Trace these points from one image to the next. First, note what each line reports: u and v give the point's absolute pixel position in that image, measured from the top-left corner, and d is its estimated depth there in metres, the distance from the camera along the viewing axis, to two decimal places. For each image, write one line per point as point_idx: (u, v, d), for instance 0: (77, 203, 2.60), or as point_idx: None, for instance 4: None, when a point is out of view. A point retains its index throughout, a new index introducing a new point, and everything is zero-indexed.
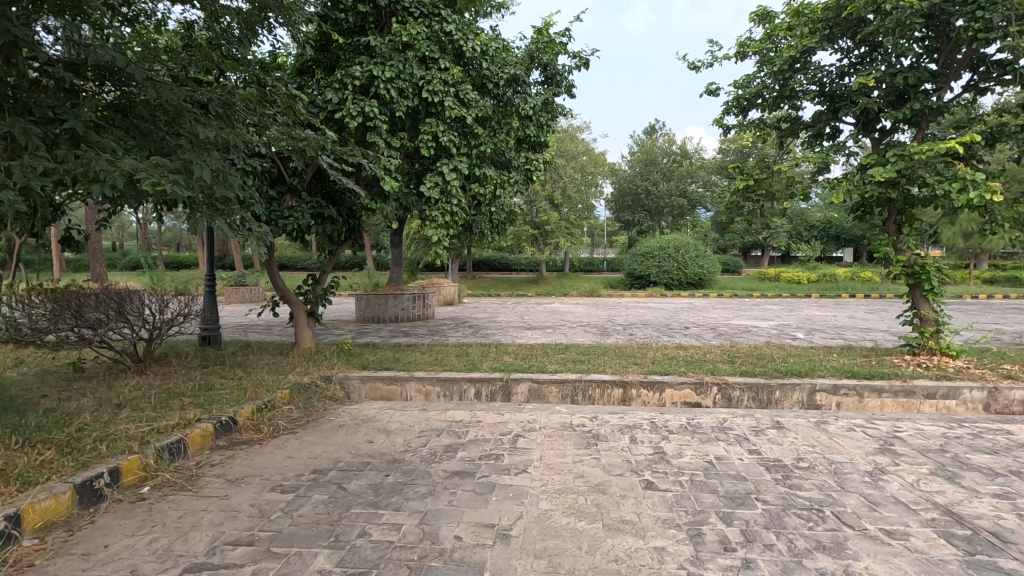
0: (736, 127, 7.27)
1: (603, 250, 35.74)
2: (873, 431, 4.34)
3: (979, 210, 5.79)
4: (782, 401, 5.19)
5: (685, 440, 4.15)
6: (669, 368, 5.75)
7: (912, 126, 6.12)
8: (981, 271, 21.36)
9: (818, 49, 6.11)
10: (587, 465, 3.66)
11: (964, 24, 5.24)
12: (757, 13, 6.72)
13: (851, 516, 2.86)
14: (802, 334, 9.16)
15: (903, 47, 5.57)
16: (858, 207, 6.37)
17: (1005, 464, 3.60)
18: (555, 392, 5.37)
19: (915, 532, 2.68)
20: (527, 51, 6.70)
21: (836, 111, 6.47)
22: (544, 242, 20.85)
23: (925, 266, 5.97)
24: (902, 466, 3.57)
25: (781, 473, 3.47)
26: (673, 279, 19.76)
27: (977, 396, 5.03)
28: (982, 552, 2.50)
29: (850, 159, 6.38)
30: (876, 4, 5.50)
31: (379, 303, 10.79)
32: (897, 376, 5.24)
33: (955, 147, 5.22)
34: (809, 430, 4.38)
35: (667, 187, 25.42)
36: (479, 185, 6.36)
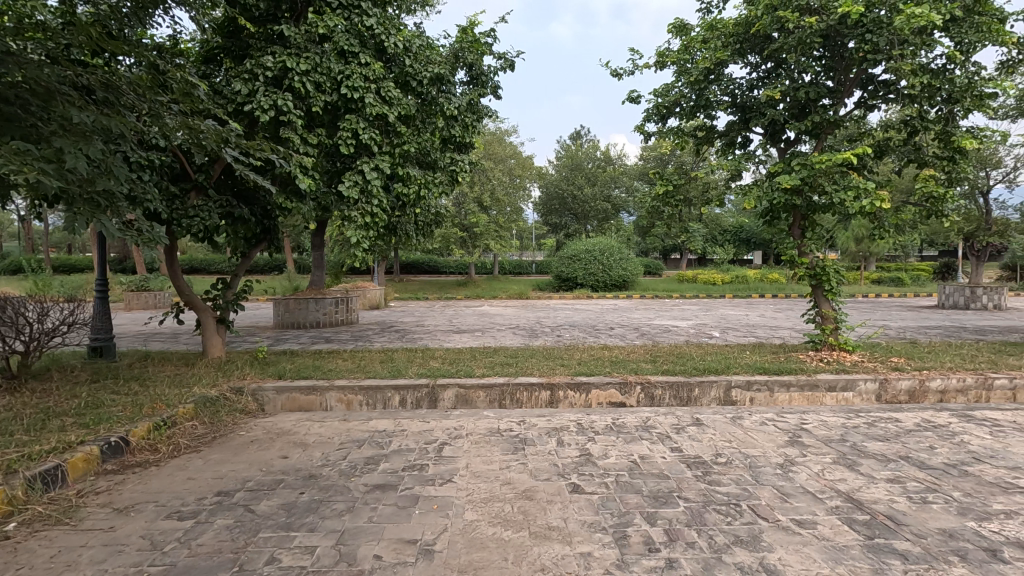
0: (656, 134, 7.52)
1: (532, 252, 36.32)
2: (782, 424, 4.58)
3: (870, 217, 6.35)
4: (700, 399, 5.37)
5: (611, 441, 4.19)
6: (595, 369, 5.82)
7: (813, 138, 6.57)
8: (870, 272, 23.55)
9: (730, 63, 6.44)
10: (514, 470, 3.60)
11: (856, 45, 5.68)
12: (674, 25, 6.98)
13: (765, 508, 2.98)
14: (718, 333, 9.62)
15: (804, 64, 5.97)
16: (768, 212, 6.75)
17: (896, 450, 3.90)
18: (482, 397, 5.27)
19: (822, 521, 2.82)
20: (451, 50, 6.57)
21: (746, 122, 6.84)
22: (472, 245, 20.73)
23: (825, 267, 6.44)
24: (809, 457, 3.78)
25: (702, 469, 3.57)
26: (599, 281, 20.28)
27: (871, 388, 5.46)
28: (880, 535, 2.67)
29: (760, 166, 6.76)
30: (780, 23, 5.87)
31: (298, 308, 10.24)
32: (802, 372, 5.59)
33: (850, 159, 5.66)
34: (725, 426, 4.56)
35: (592, 191, 26.05)
36: (402, 185, 6.17)
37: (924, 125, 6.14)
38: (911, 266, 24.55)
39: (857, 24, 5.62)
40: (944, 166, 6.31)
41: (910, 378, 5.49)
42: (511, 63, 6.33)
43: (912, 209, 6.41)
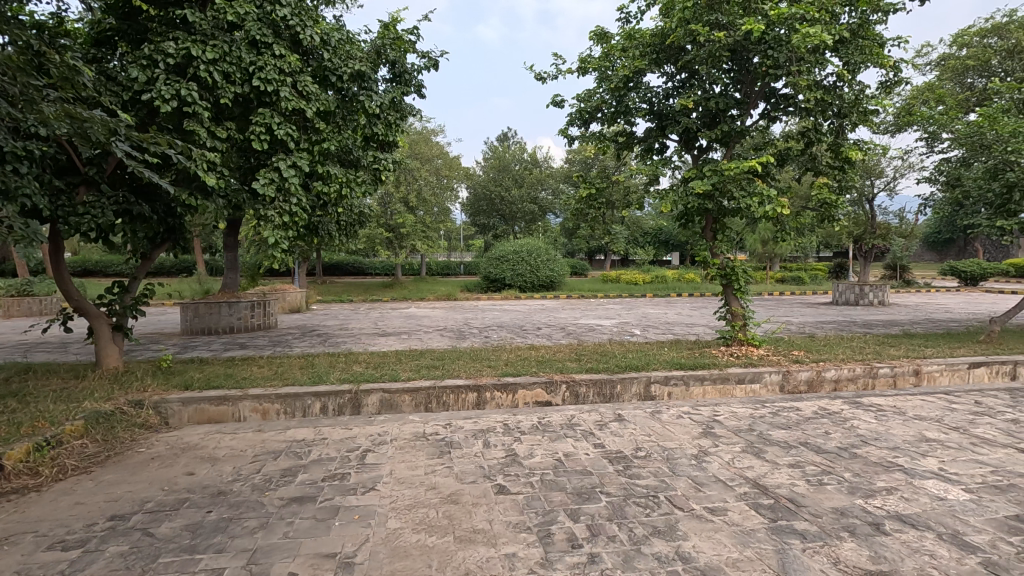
0: (579, 138, 7.71)
1: (461, 253, 36.22)
2: (697, 416, 4.83)
3: (773, 221, 6.83)
4: (622, 395, 5.55)
5: (537, 440, 4.24)
6: (522, 369, 5.87)
7: (723, 146, 6.98)
8: (774, 272, 25.42)
9: (648, 71, 6.72)
10: (440, 474, 3.55)
11: (759, 60, 6.11)
12: (595, 32, 7.19)
13: (681, 498, 3.12)
14: (639, 331, 10.01)
15: (715, 76, 6.33)
16: (683, 216, 7.10)
17: (797, 437, 4.21)
18: (408, 401, 5.17)
19: (732, 507, 2.99)
20: (372, 46, 6.40)
21: (663, 128, 7.16)
22: (399, 245, 20.33)
23: (735, 268, 6.87)
24: (721, 447, 4.00)
25: (623, 464, 3.68)
26: (526, 282, 20.50)
27: (775, 379, 5.87)
28: (782, 517, 2.86)
29: (675, 172, 7.10)
30: (692, 36, 6.19)
31: (209, 312, 9.59)
32: (714, 366, 5.92)
33: (755, 167, 6.06)
34: (646, 420, 4.75)
35: (520, 193, 26.33)
36: (322, 183, 5.91)
37: (818, 137, 6.70)
38: (810, 267, 26.76)
39: (760, 41, 6.04)
40: (836, 174, 6.92)
41: (808, 369, 5.96)
42: (435, 62, 6.26)
43: (810, 214, 6.97)
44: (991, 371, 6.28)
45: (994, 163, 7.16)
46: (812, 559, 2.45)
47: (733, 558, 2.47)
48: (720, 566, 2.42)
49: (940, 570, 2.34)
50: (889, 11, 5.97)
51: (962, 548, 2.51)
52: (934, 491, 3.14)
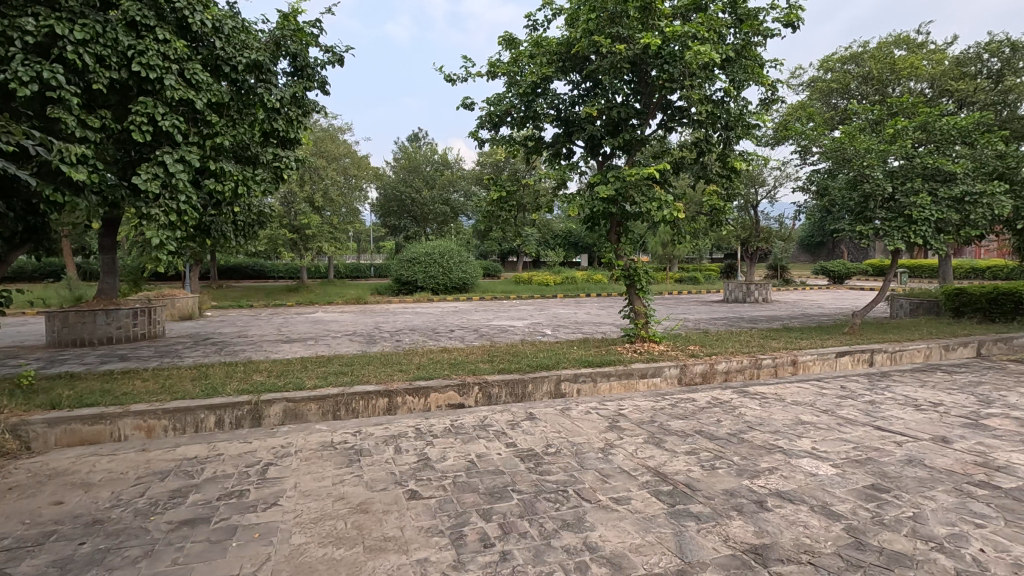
0: (490, 141, 7.79)
1: (371, 256, 35.26)
2: (604, 411, 5.04)
3: (671, 226, 7.28)
4: (534, 393, 5.67)
5: (449, 443, 4.22)
6: (434, 372, 5.81)
7: (625, 154, 7.35)
8: (674, 272, 27.11)
9: (554, 79, 6.93)
10: (349, 484, 3.43)
11: (656, 73, 6.50)
12: (504, 37, 7.29)
13: (588, 491, 3.24)
14: (550, 331, 10.27)
15: (616, 86, 6.65)
16: (589, 219, 7.41)
17: (693, 426, 4.52)
18: (314, 410, 4.94)
19: (635, 496, 3.15)
20: (271, 37, 6.05)
21: (569, 135, 7.42)
22: (304, 247, 19.39)
23: (637, 269, 7.25)
24: (625, 439, 4.21)
25: (533, 461, 3.76)
26: (439, 284, 20.29)
27: (674, 372, 6.25)
28: (680, 502, 3.06)
29: (581, 177, 7.37)
30: (595, 47, 6.47)
31: (81, 321, 8.61)
32: (620, 363, 6.21)
33: (654, 174, 6.44)
34: (556, 417, 4.89)
35: (431, 195, 26.04)
36: (215, 181, 5.47)
37: (709, 147, 7.24)
38: (704, 267, 28.83)
39: (656, 55, 6.43)
40: (724, 182, 7.54)
41: (703, 362, 6.41)
42: (340, 58, 6.04)
43: (703, 219, 7.51)
44: (853, 359, 7.10)
45: (853, 175, 8.12)
46: (706, 538, 2.64)
47: (636, 545, 2.61)
48: (624, 552, 2.54)
49: (812, 538, 2.61)
50: (768, 35, 6.57)
51: (829, 517, 2.81)
52: (807, 468, 3.50)
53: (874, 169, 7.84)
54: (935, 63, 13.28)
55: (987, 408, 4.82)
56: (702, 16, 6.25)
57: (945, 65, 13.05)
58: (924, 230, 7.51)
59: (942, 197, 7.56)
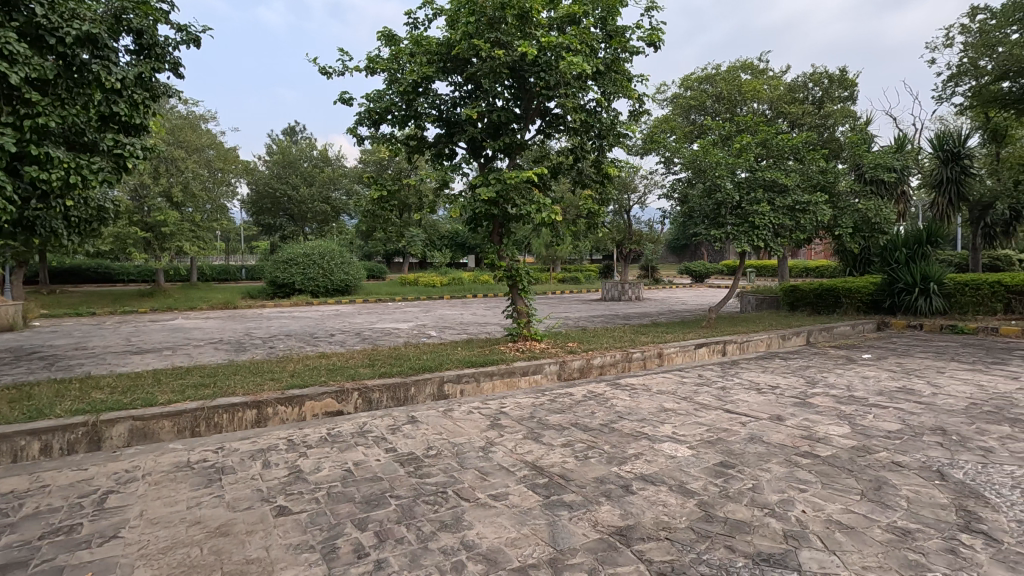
0: (369, 138, 7.55)
1: (242, 257, 32.58)
2: (485, 410, 5.11)
3: (551, 228, 7.55)
4: (416, 396, 5.58)
5: (325, 452, 4.02)
6: (310, 379, 5.50)
7: (506, 156, 7.50)
8: (557, 273, 28.24)
9: (435, 79, 6.90)
10: (207, 506, 3.13)
11: (534, 80, 6.73)
12: (383, 33, 7.11)
13: (467, 490, 3.26)
14: (436, 332, 10.19)
15: (496, 91, 6.77)
16: (472, 221, 7.47)
17: (569, 419, 4.73)
18: (167, 428, 4.44)
19: (513, 491, 3.22)
20: (109, 8, 5.34)
21: (451, 136, 7.43)
22: (160, 247, 17.38)
23: (519, 270, 7.45)
24: (505, 436, 4.29)
25: (413, 464, 3.70)
26: (319, 286, 19.27)
27: (554, 369, 6.50)
28: (554, 492, 3.19)
29: (464, 178, 7.39)
30: (476, 50, 6.53)
31: None
32: (502, 362, 6.33)
33: (532, 177, 6.65)
34: (438, 419, 4.86)
35: (310, 192, 24.54)
36: (38, 168, 4.70)
37: (584, 154, 7.62)
38: (584, 267, 30.34)
39: (534, 63, 6.64)
40: (598, 187, 7.97)
41: (580, 358, 6.74)
42: (196, 39, 5.50)
43: (580, 222, 7.90)
44: (709, 350, 7.87)
45: (709, 184, 9.01)
46: (576, 525, 2.78)
47: (511, 538, 2.67)
48: (500, 547, 2.59)
49: (669, 515, 2.86)
50: (634, 52, 7.08)
51: (684, 495, 3.09)
52: (668, 451, 3.82)
53: (725, 180, 8.77)
54: (773, 88, 15.13)
55: (812, 388, 5.60)
56: (575, 29, 6.57)
57: (781, 90, 14.92)
58: (764, 234, 8.56)
59: (779, 205, 8.66)
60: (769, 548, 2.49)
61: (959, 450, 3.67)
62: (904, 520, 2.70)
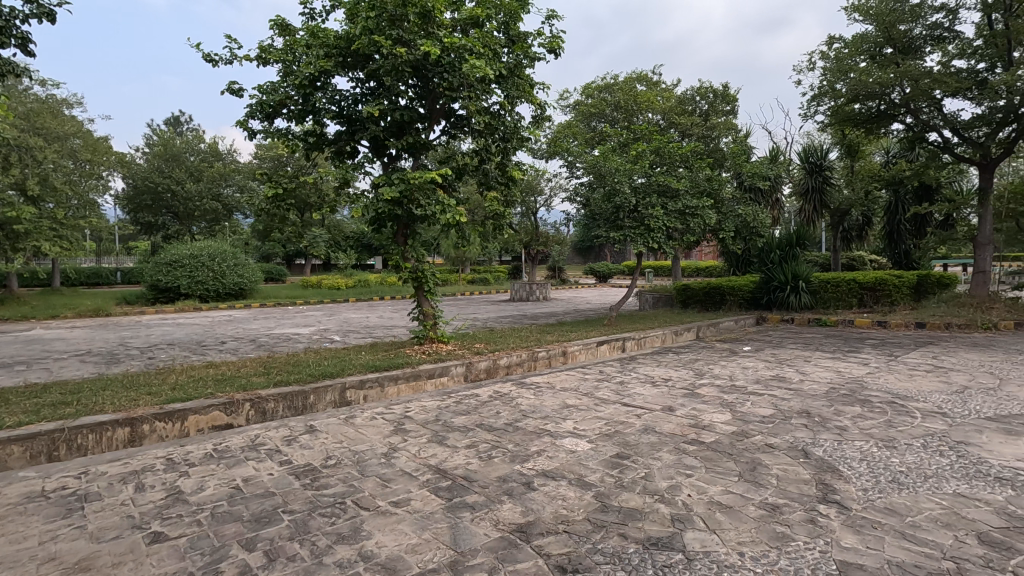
0: (262, 133, 7.11)
1: (117, 259, 29.43)
2: (389, 415, 4.99)
3: (457, 230, 7.52)
4: (315, 405, 5.32)
5: (210, 470, 3.72)
6: (195, 391, 5.06)
7: (411, 156, 7.38)
8: (466, 274, 28.27)
9: (334, 74, 6.63)
10: (64, 540, 2.77)
11: (437, 81, 6.68)
12: (276, 22, 6.72)
13: (367, 498, 3.16)
14: (338, 337, 9.80)
15: (399, 89, 6.63)
16: (376, 221, 7.28)
17: (474, 420, 4.73)
18: (17, 454, 3.89)
19: (415, 496, 3.17)
20: None
21: (353, 133, 7.19)
22: (12, 248, 14.76)
23: (424, 271, 7.35)
24: (409, 441, 4.21)
25: (310, 476, 3.53)
26: (209, 290, 17.84)
27: (460, 370, 6.49)
28: (457, 494, 3.18)
29: (366, 177, 7.17)
30: (377, 46, 6.36)
31: None
32: (408, 365, 6.22)
33: (436, 178, 6.59)
34: (339, 427, 4.67)
35: (197, 188, 22.47)
36: None
37: (489, 156, 7.70)
38: (494, 268, 30.59)
39: (437, 63, 6.59)
40: (503, 189, 8.07)
41: (487, 359, 6.78)
42: (49, 13, 4.88)
43: (486, 223, 7.95)
44: (610, 346, 8.22)
45: (608, 189, 9.44)
46: (478, 525, 2.79)
47: (412, 544, 2.62)
48: (400, 555, 2.53)
49: (567, 508, 2.95)
50: (535, 59, 7.24)
51: (582, 488, 3.20)
52: (569, 446, 3.94)
53: (623, 184, 9.23)
54: (666, 100, 16.15)
55: (699, 379, 6.04)
56: (478, 31, 6.61)
57: (672, 102, 15.97)
58: (658, 237, 9.13)
59: (671, 209, 9.25)
60: (658, 532, 2.64)
61: (820, 430, 4.12)
62: (774, 496, 2.99)
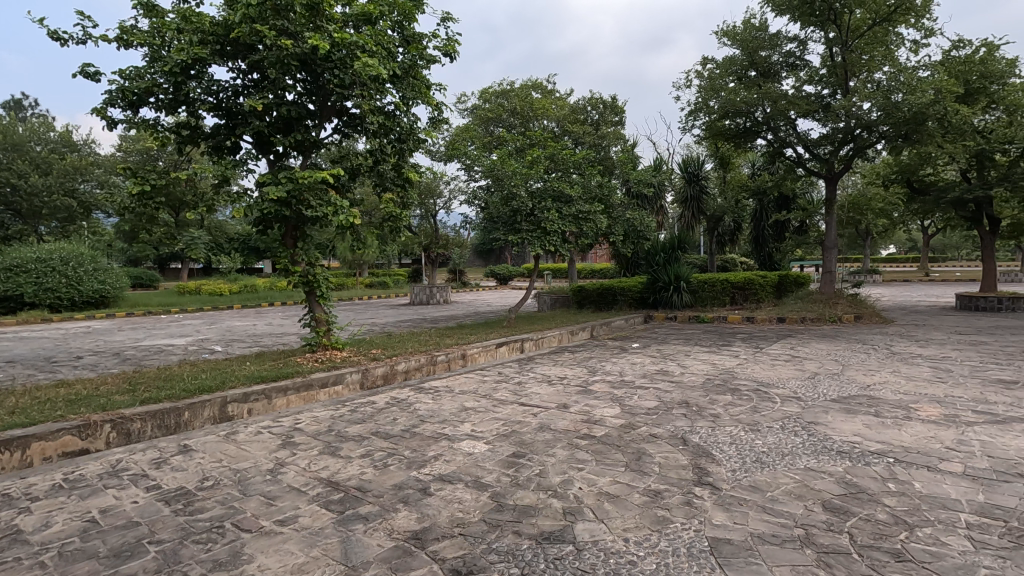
0: (124, 123, 6.39)
1: None
2: (276, 429, 4.69)
3: (351, 232, 7.24)
4: (192, 422, 4.87)
5: (58, 503, 3.27)
6: (41, 414, 4.42)
7: (300, 154, 7.01)
8: (364, 278, 27.38)
9: (211, 63, 6.13)
10: None
11: (327, 77, 6.39)
12: (141, 1, 6.07)
13: (249, 519, 2.94)
14: (220, 347, 9.04)
15: (285, 83, 6.26)
16: (261, 222, 6.83)
17: (369, 428, 4.59)
18: None
19: (303, 512, 3.01)
20: None
21: (233, 128, 6.69)
22: None
23: (316, 275, 7.01)
24: (298, 454, 3.99)
25: (182, 501, 3.22)
26: (61, 298, 15.68)
27: (356, 378, 6.26)
28: (349, 507, 3.06)
29: (249, 176, 6.70)
30: (259, 35, 5.95)
31: None
32: (298, 374, 5.88)
33: (328, 178, 6.30)
34: (218, 444, 4.32)
35: (45, 181, 19.60)
36: None
37: (385, 157, 7.51)
38: (393, 272, 29.91)
39: (326, 58, 6.31)
40: (399, 191, 7.91)
41: (384, 364, 6.60)
42: None
43: (382, 225, 7.72)
44: (509, 347, 8.35)
45: (506, 193, 9.60)
46: (371, 537, 2.70)
47: (299, 563, 2.49)
48: None
49: (464, 511, 2.95)
50: (431, 60, 7.19)
51: (479, 489, 3.22)
52: (466, 448, 3.95)
53: (519, 189, 9.44)
54: (560, 108, 16.75)
55: (592, 376, 6.32)
56: (370, 29, 6.43)
57: (566, 110, 16.61)
58: (554, 240, 9.42)
59: (566, 213, 9.61)
60: (551, 526, 2.72)
61: (697, 418, 4.48)
62: (656, 483, 3.20)
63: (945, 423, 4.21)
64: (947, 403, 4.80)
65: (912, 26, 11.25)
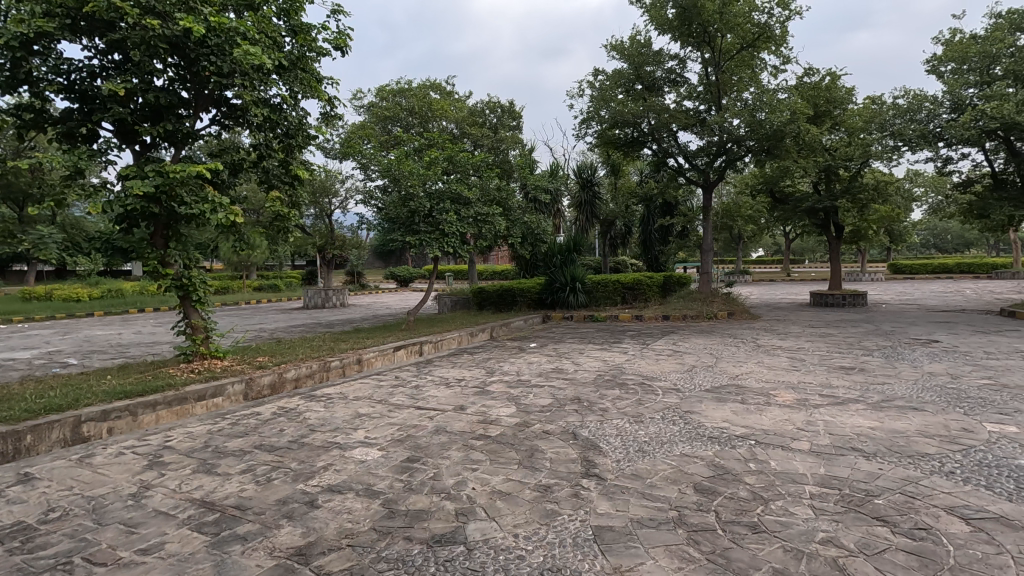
0: None
1: None
2: (142, 448, 4.24)
3: (232, 232, 6.72)
4: (35, 447, 4.25)
5: None
6: None
7: (171, 146, 6.40)
8: (252, 281, 25.58)
9: (59, 38, 5.40)
10: None
11: (203, 63, 5.90)
12: None
13: (105, 551, 2.64)
14: (75, 360, 7.99)
15: (151, 66, 5.67)
16: (124, 219, 6.14)
17: (252, 441, 4.29)
18: None
19: (171, 538, 2.75)
20: None
21: (89, 113, 5.95)
22: None
23: (191, 278, 6.42)
24: (167, 475, 3.63)
25: (20, 538, 2.81)
26: None
27: (238, 389, 5.82)
28: (225, 528, 2.84)
29: (110, 167, 6.00)
30: (120, 11, 5.33)
31: None
32: (169, 387, 5.35)
33: (204, 172, 5.78)
34: (69, 470, 3.81)
35: None
36: None
37: (270, 152, 7.06)
38: (285, 275, 28.23)
39: (201, 43, 5.82)
40: (288, 189, 7.49)
41: (271, 373, 6.20)
42: None
43: (267, 224, 7.24)
44: (407, 351, 8.18)
45: (403, 193, 9.44)
46: (249, 557, 2.53)
47: None
48: None
49: (353, 521, 2.85)
50: (321, 53, 6.88)
51: (369, 497, 3.14)
52: (358, 456, 3.83)
53: (417, 189, 9.32)
54: (459, 109, 16.74)
55: (489, 377, 6.39)
56: (252, 15, 6.02)
57: (465, 112, 16.65)
58: (453, 241, 9.38)
59: (464, 215, 9.63)
60: (442, 529, 2.71)
61: (587, 413, 4.69)
62: (546, 478, 3.31)
63: (797, 406, 4.76)
64: (800, 388, 5.43)
65: (772, 53, 12.58)
